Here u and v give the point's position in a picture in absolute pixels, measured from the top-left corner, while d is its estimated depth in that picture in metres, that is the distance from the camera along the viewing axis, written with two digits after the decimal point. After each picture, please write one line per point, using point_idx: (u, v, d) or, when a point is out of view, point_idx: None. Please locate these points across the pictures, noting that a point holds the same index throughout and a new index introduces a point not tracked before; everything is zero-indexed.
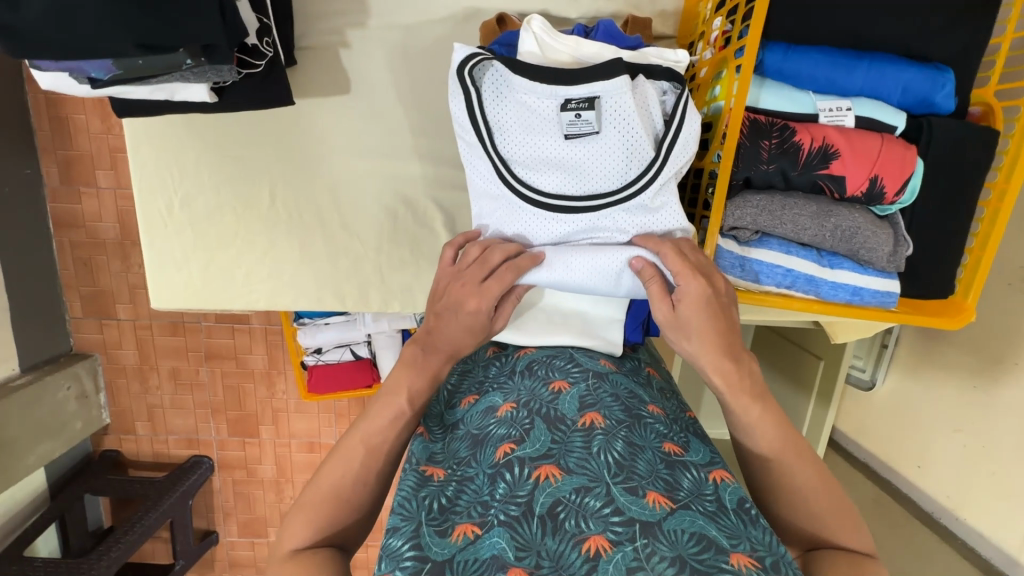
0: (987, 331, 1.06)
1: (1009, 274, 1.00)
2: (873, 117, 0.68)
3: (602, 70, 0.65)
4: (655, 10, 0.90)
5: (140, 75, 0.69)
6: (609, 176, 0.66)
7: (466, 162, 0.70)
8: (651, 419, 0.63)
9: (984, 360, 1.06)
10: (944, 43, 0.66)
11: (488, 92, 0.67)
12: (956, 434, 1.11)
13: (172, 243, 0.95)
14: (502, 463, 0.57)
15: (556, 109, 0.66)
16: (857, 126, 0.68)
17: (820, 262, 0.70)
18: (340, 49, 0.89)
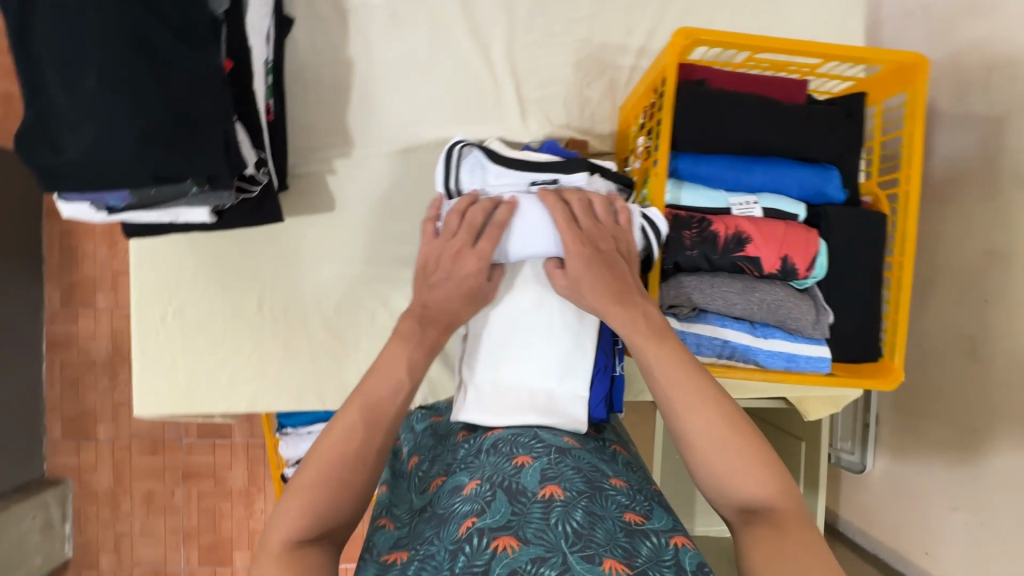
0: (956, 404, 1.09)
1: (963, 346, 1.07)
2: (779, 207, 0.80)
3: (565, 163, 0.77)
4: (595, 132, 1.08)
5: (152, 203, 0.80)
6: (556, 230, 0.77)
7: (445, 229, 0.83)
8: (613, 490, 0.65)
9: (962, 434, 1.08)
10: (824, 146, 0.81)
11: (467, 173, 0.79)
12: (954, 513, 1.10)
13: (163, 349, 1.00)
14: (462, 540, 0.58)
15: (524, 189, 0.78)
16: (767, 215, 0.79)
17: (754, 333, 0.77)
18: (327, 175, 1.04)
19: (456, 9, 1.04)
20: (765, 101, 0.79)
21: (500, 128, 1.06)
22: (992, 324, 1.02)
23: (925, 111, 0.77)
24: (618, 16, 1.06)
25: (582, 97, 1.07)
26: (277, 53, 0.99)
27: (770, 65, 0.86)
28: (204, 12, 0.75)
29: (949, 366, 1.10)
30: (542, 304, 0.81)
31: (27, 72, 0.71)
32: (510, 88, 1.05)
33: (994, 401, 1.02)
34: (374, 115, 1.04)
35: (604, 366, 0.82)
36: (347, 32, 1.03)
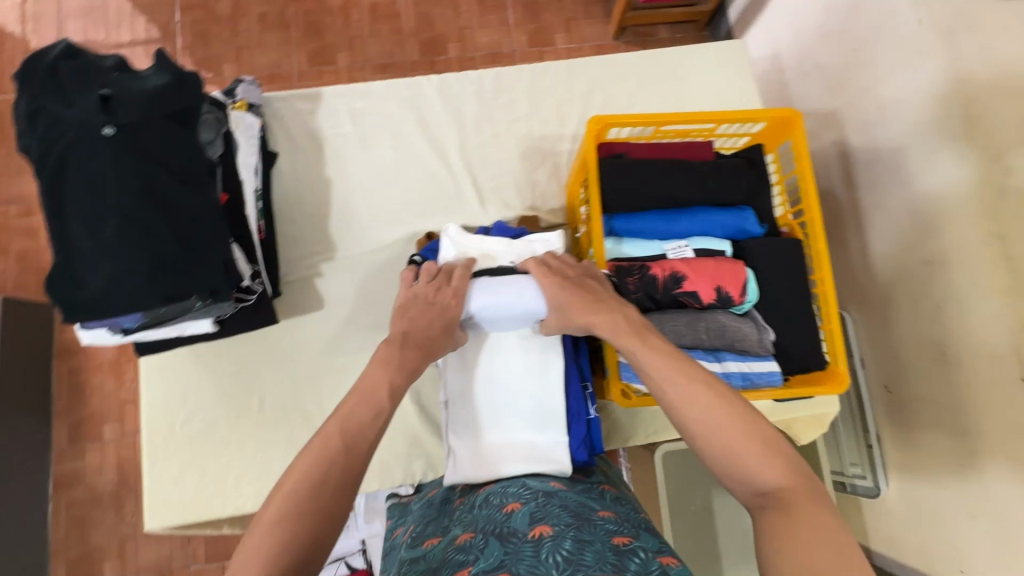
0: (941, 409, 1.12)
1: (930, 351, 1.13)
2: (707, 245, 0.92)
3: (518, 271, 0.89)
4: (547, 208, 1.23)
5: (162, 320, 0.90)
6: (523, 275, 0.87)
7: None
8: (601, 520, 0.70)
9: (959, 439, 1.09)
10: (735, 193, 0.94)
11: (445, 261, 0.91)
12: (974, 521, 1.08)
13: (171, 460, 1.06)
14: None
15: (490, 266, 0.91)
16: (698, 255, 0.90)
17: (708, 358, 0.84)
18: (316, 278, 1.16)
19: (415, 126, 1.23)
20: (674, 163, 0.94)
21: (464, 217, 1.20)
22: (950, 325, 1.08)
23: (809, 152, 0.92)
24: (551, 112, 1.26)
25: (531, 180, 1.23)
26: (265, 182, 1.15)
27: (676, 134, 1.02)
28: (201, 158, 0.90)
29: (920, 373, 1.16)
30: (512, 364, 0.90)
31: (56, 223, 0.83)
32: (468, 182, 1.22)
33: (972, 397, 1.05)
34: (352, 220, 1.19)
35: (578, 411, 0.90)
36: (324, 157, 1.21)
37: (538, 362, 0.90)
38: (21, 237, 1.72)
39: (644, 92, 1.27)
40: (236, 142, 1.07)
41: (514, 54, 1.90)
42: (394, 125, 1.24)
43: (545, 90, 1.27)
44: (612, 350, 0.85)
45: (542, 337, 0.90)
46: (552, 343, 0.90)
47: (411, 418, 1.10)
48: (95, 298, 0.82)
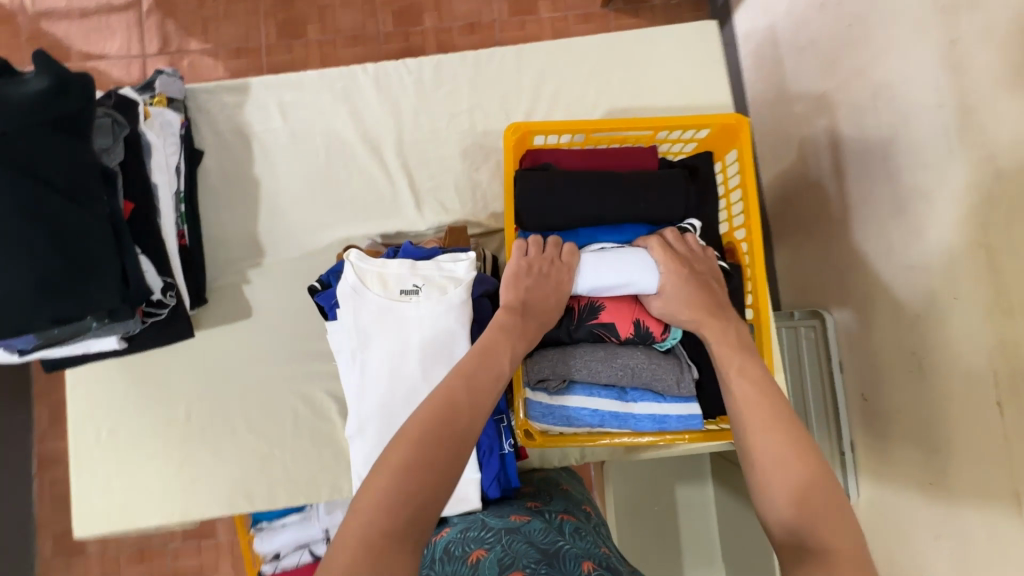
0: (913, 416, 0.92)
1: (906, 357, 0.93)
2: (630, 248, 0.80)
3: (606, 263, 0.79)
4: (489, 211, 1.14)
5: (59, 339, 0.87)
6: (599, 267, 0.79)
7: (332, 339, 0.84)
8: (568, 551, 0.67)
9: (926, 452, 0.90)
10: (670, 209, 0.85)
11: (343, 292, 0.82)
12: (939, 541, 0.87)
13: (98, 469, 1.06)
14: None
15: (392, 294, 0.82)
16: (617, 253, 0.78)
17: (622, 398, 0.79)
18: (243, 286, 1.11)
19: (348, 122, 1.15)
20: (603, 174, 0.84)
21: (399, 221, 1.13)
22: (928, 337, 0.89)
23: (752, 166, 0.83)
24: (495, 106, 1.16)
25: (472, 182, 1.15)
26: (188, 183, 1.09)
27: (614, 139, 0.93)
28: (92, 167, 0.85)
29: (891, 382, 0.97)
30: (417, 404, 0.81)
31: None
32: (404, 183, 1.14)
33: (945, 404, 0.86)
34: (282, 225, 1.13)
35: (491, 447, 0.85)
36: (253, 155, 1.14)
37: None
38: None
39: (601, 82, 1.16)
40: (148, 144, 0.99)
41: (494, 24, 1.65)
42: (327, 120, 1.15)
43: (491, 80, 1.16)
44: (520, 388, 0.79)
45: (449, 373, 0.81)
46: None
47: (339, 433, 1.08)
48: None
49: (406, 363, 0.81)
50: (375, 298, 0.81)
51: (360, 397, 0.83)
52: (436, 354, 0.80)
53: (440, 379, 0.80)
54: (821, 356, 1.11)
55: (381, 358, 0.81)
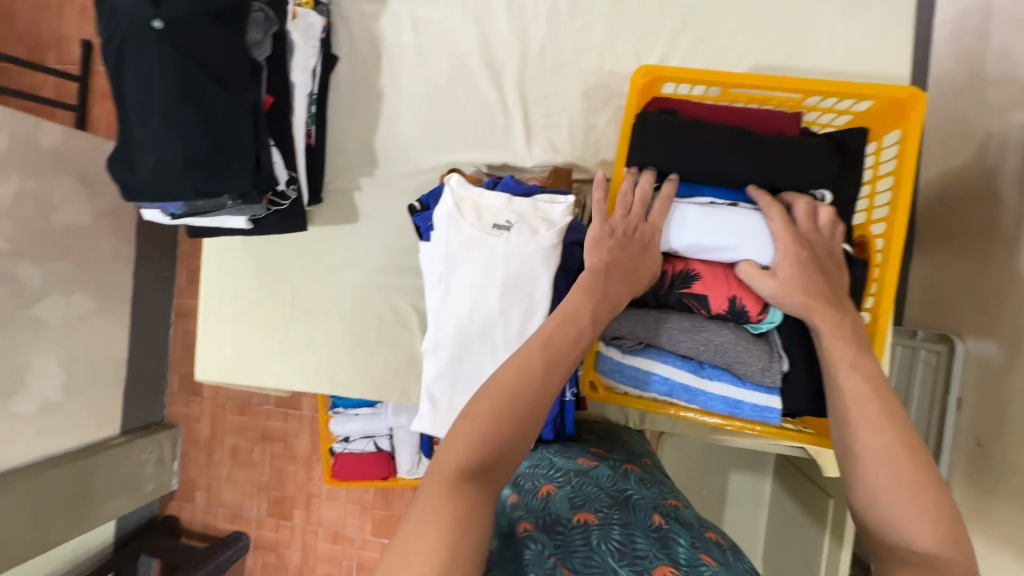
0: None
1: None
2: (747, 211, 0.74)
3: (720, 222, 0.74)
4: (598, 159, 1.10)
5: (201, 211, 0.99)
6: (709, 220, 0.74)
7: (423, 257, 0.88)
8: (637, 502, 0.71)
9: None
10: (803, 183, 0.76)
11: (439, 214, 0.84)
12: None
13: (218, 329, 1.23)
14: (525, 543, 0.64)
15: (485, 225, 0.82)
16: (731, 215, 0.74)
17: (698, 373, 0.76)
18: (354, 192, 1.19)
19: (475, 46, 1.13)
20: (732, 133, 0.77)
21: (506, 154, 1.13)
22: None
23: (916, 151, 0.70)
24: (628, 46, 1.08)
25: (586, 124, 1.10)
26: (321, 87, 1.16)
27: (753, 98, 0.84)
28: (242, 60, 0.92)
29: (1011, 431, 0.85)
30: (489, 337, 0.83)
31: (119, 106, 0.91)
32: (518, 117, 1.12)
33: None
34: (397, 140, 1.18)
35: None
36: (380, 68, 1.18)
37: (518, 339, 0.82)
38: None
39: (752, 32, 1.03)
40: (292, 44, 1.06)
41: None
42: (454, 40, 1.15)
43: (628, 17, 1.08)
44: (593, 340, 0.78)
45: (526, 314, 0.81)
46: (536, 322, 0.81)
47: (416, 344, 1.16)
48: (143, 182, 0.92)
49: (486, 295, 0.82)
50: (467, 225, 0.82)
51: (438, 319, 0.86)
52: (517, 292, 0.81)
53: (517, 315, 0.81)
54: (938, 384, 0.97)
55: (464, 284, 0.83)
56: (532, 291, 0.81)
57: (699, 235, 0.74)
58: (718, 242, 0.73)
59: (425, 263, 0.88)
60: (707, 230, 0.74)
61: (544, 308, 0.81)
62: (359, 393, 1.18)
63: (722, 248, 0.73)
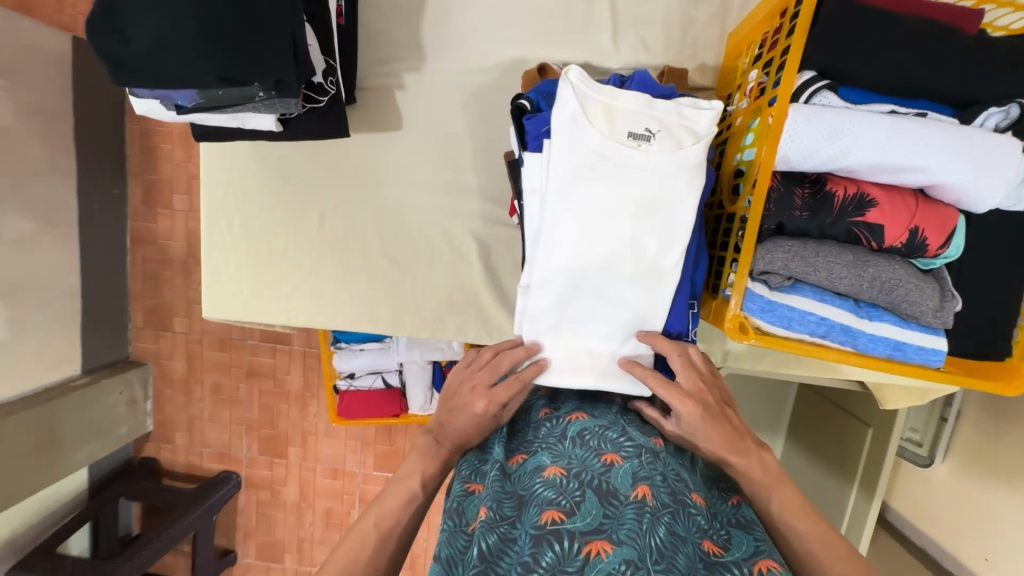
0: None
1: None
2: (941, 124, 0.63)
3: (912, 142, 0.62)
4: (696, 62, 0.94)
5: (219, 105, 0.76)
6: (899, 137, 0.62)
7: (529, 171, 0.75)
8: (697, 509, 0.60)
9: None
10: (995, 90, 0.65)
11: (560, 117, 0.70)
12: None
13: (229, 258, 1.02)
14: (550, 531, 0.55)
15: (619, 133, 0.70)
16: (924, 129, 0.62)
17: (857, 313, 0.68)
18: (395, 91, 0.97)
19: None
20: (923, 31, 0.63)
21: (587, 51, 0.94)
22: None
23: None
24: None
25: (685, 18, 0.92)
26: None
27: None
28: None
29: None
30: (615, 267, 0.73)
31: None
32: (604, 2, 0.92)
33: None
34: (449, 25, 0.95)
35: (678, 329, 0.77)
36: None
37: (649, 269, 0.73)
38: None
39: None
40: None
41: None
42: None
43: None
44: (743, 276, 0.67)
45: (661, 240, 0.72)
46: (674, 250, 0.72)
47: (475, 276, 1.02)
48: (141, 59, 0.68)
49: (616, 218, 0.71)
50: (597, 133, 0.69)
51: (551, 246, 0.74)
52: (653, 215, 0.71)
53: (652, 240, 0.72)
54: None
55: (590, 203, 0.71)
56: (671, 214, 0.71)
57: (886, 156, 0.62)
58: (904, 167, 0.63)
59: (530, 180, 0.75)
60: (894, 151, 0.62)
61: (683, 234, 0.72)
62: (408, 331, 1.04)
63: (905, 174, 0.63)
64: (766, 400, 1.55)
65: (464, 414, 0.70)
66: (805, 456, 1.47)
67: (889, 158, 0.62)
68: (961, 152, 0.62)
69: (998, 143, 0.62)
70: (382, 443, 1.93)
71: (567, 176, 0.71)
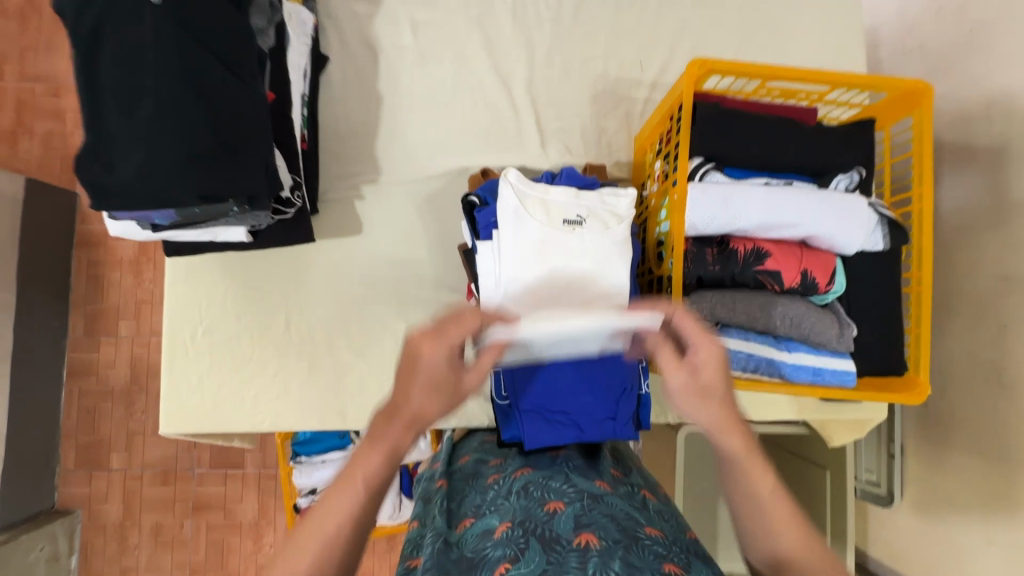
0: (984, 426, 1.07)
1: (982, 367, 1.06)
2: (804, 189, 0.79)
3: (788, 204, 0.77)
4: (612, 159, 1.12)
5: (194, 221, 0.84)
6: (777, 203, 0.77)
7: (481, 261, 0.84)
8: (649, 540, 0.65)
9: (990, 460, 1.07)
10: (838, 163, 0.84)
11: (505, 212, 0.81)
12: (989, 547, 1.07)
13: (190, 368, 1.02)
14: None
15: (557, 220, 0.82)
16: (793, 194, 0.78)
17: (776, 347, 0.78)
18: (355, 200, 1.08)
19: (480, 49, 1.10)
20: (776, 123, 0.83)
21: (522, 156, 1.11)
22: (1007, 345, 1.02)
23: (931, 131, 0.81)
24: (631, 52, 1.12)
25: (598, 126, 1.12)
26: (313, 89, 1.06)
27: (780, 93, 0.91)
28: (254, 46, 0.83)
29: (965, 392, 1.11)
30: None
31: (88, 95, 0.75)
32: (531, 118, 1.11)
33: (1006, 421, 1.03)
34: (402, 144, 1.10)
35: (631, 384, 0.86)
36: (377, 69, 1.10)
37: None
38: (45, 118, 1.74)
39: (739, 44, 1.13)
40: (288, 38, 0.96)
41: None
42: (457, 44, 1.11)
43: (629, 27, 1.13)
44: None
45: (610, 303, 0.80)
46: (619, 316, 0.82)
47: None
48: (125, 185, 0.75)
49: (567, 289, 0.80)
50: (538, 222, 0.81)
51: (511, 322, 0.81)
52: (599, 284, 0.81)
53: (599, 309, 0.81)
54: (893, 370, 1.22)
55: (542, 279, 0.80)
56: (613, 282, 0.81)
57: (768, 216, 0.77)
58: (784, 226, 0.78)
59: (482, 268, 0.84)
60: (774, 213, 0.77)
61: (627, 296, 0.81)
62: None
63: (788, 231, 0.78)
64: None
65: (419, 369, 0.59)
66: None
67: (772, 218, 0.77)
68: (827, 213, 0.77)
69: (853, 202, 0.78)
70: None
71: (517, 259, 0.80)
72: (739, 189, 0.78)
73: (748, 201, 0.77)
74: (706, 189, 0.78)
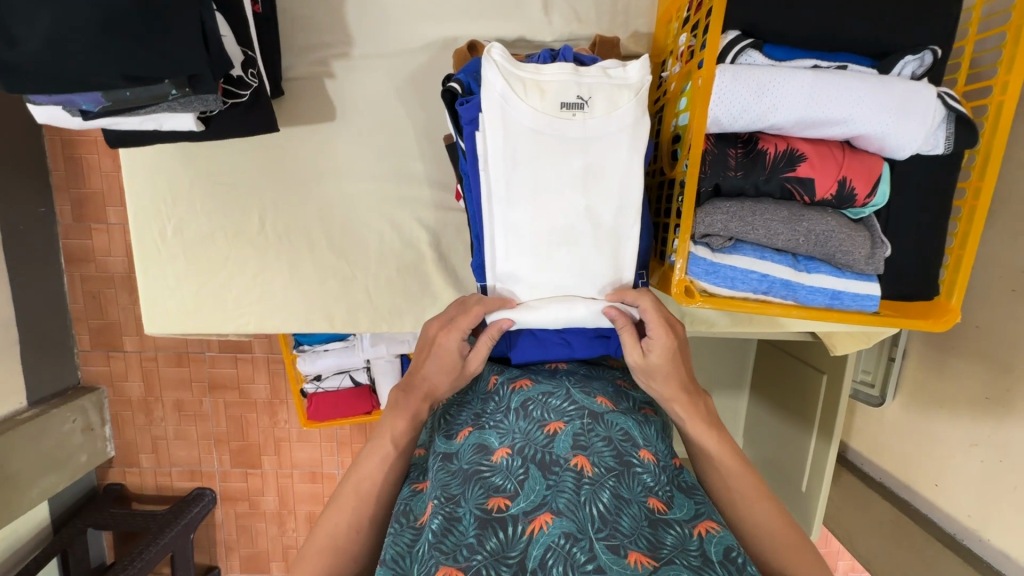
0: (990, 339, 0.97)
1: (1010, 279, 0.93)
2: (862, 75, 0.64)
3: (842, 97, 0.63)
4: (628, 30, 0.94)
5: (129, 107, 0.73)
6: (827, 94, 0.63)
7: (472, 161, 0.75)
8: (641, 468, 0.62)
9: (995, 371, 0.97)
10: (906, 41, 0.67)
11: (492, 103, 0.69)
12: (972, 449, 1.02)
13: (166, 269, 0.97)
14: (494, 518, 0.56)
15: (555, 105, 0.70)
16: (845, 81, 0.63)
17: (794, 265, 0.70)
18: (326, 79, 0.93)
19: None
20: None
21: (521, 25, 0.92)
22: None
23: None
24: None
25: None
26: None
27: None
28: None
29: None
30: (572, 235, 0.73)
31: None
32: None
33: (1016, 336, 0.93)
34: (376, 6, 0.91)
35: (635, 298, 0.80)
36: None
37: (610, 235, 0.74)
38: None
39: None
40: None
41: None
42: None
43: None
44: (686, 241, 0.68)
45: (616, 204, 0.72)
46: (630, 211, 0.73)
47: (428, 262, 1.00)
48: (30, 62, 0.62)
49: (564, 191, 0.72)
50: (530, 107, 0.69)
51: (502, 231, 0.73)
52: (601, 181, 0.72)
53: (606, 204, 0.72)
54: None
55: (537, 178, 0.71)
56: (618, 176, 0.71)
57: (812, 113, 0.63)
58: (831, 126, 0.64)
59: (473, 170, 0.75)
60: (824, 107, 0.63)
61: (635, 193, 0.72)
62: (364, 328, 1.02)
63: (835, 133, 0.65)
64: (730, 362, 1.60)
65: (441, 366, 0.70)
66: (766, 408, 1.53)
67: (820, 113, 0.63)
68: (888, 106, 0.63)
69: (923, 89, 0.64)
70: (357, 442, 1.88)
71: (507, 158, 0.70)
72: (781, 77, 0.63)
73: (791, 93, 0.63)
74: (743, 76, 0.63)
